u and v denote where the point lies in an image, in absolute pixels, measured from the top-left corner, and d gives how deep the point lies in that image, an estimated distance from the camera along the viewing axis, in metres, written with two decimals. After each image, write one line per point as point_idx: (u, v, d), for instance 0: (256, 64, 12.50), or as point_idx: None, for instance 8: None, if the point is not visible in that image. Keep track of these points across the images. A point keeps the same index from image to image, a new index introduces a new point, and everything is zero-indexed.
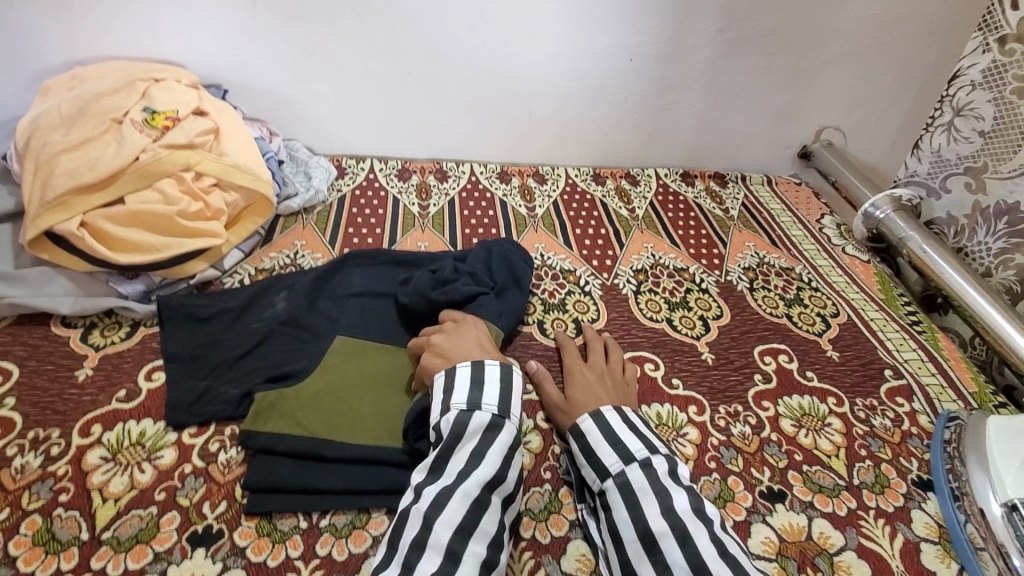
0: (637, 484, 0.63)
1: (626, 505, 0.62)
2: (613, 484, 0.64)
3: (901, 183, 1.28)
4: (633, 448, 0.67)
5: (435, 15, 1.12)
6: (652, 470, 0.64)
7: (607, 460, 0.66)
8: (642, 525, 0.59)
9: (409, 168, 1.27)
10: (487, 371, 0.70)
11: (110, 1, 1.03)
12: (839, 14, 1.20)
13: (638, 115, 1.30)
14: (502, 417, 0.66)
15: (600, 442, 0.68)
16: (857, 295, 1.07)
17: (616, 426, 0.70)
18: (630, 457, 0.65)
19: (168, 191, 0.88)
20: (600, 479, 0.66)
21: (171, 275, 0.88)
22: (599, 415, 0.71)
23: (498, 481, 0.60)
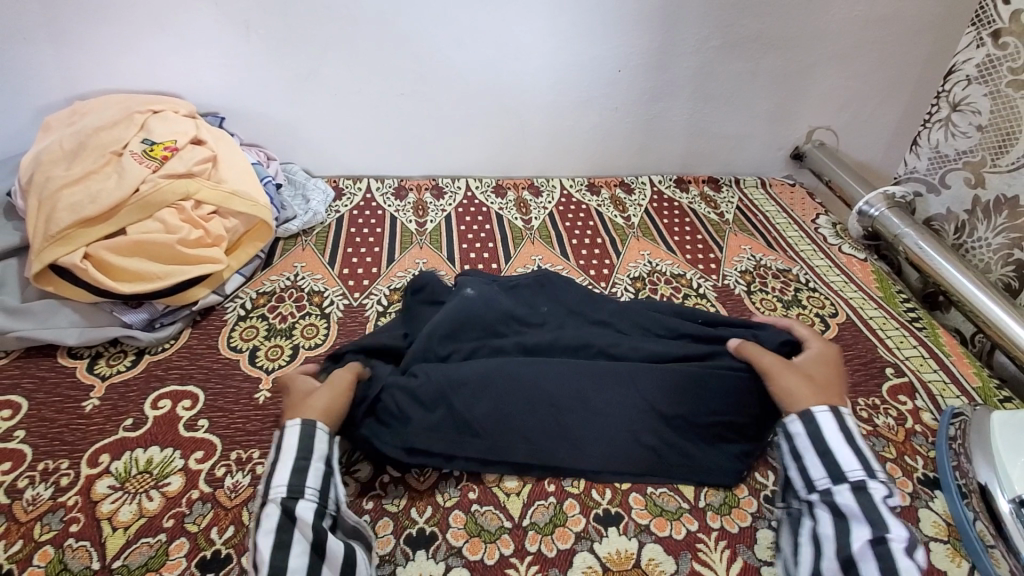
0: (848, 508, 0.60)
1: (836, 526, 0.60)
2: (818, 500, 0.63)
3: (901, 180, 1.29)
4: (846, 465, 0.63)
5: (423, 36, 1.14)
6: (864, 494, 0.61)
7: (814, 473, 0.64)
8: (843, 546, 0.58)
9: (405, 186, 1.28)
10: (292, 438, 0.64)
11: (109, 38, 1.06)
12: (824, 16, 1.21)
13: (630, 125, 1.32)
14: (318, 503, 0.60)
15: (808, 449, 0.66)
16: (855, 293, 1.07)
17: (833, 438, 0.65)
18: (841, 477, 0.63)
19: (169, 221, 0.90)
20: (806, 491, 0.65)
21: (173, 302, 0.88)
22: (811, 416, 0.67)
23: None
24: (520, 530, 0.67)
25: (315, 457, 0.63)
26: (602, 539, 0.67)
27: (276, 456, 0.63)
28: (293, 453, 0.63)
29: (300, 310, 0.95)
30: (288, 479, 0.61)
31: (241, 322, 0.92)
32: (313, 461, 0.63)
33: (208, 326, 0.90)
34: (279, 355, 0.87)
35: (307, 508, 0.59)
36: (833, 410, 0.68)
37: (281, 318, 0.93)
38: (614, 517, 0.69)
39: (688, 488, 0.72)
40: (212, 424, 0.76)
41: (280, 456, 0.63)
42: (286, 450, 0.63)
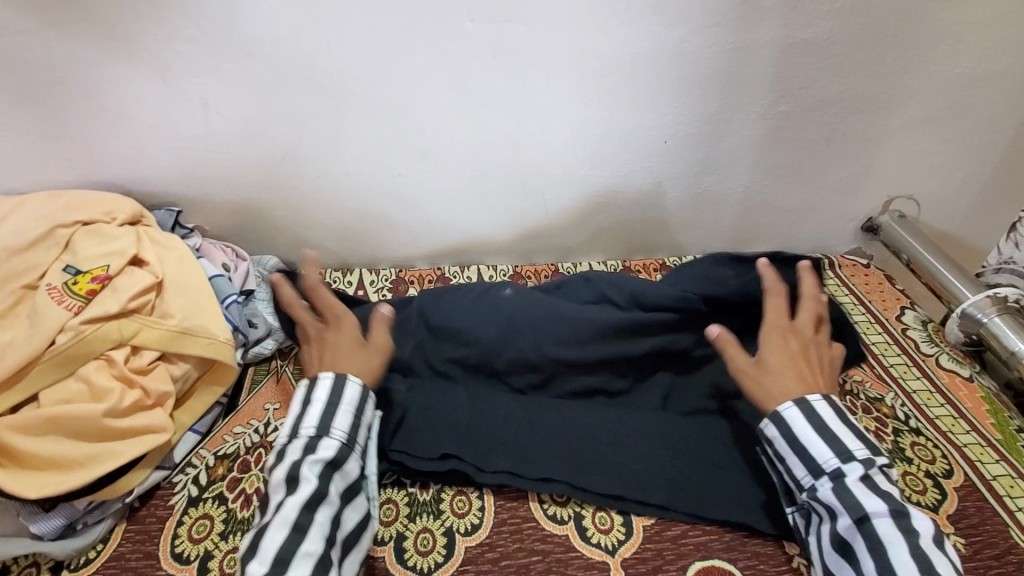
0: (830, 500, 0.64)
1: (830, 519, 0.65)
2: (808, 498, 0.67)
3: (989, 270, 1.08)
4: (823, 457, 0.66)
5: (423, 108, 0.91)
6: (842, 481, 0.64)
7: (798, 472, 0.68)
8: (837, 537, 0.63)
9: (405, 277, 1.07)
10: (318, 388, 0.70)
11: (31, 122, 0.85)
12: (920, 73, 0.97)
13: (675, 199, 1.09)
14: (320, 437, 0.66)
15: (803, 444, 0.67)
16: (968, 436, 0.85)
17: (802, 434, 0.68)
18: (819, 471, 0.66)
19: (95, 381, 0.69)
20: (799, 490, 0.69)
21: (99, 496, 0.67)
22: (777, 416, 0.70)
23: (321, 496, 0.61)
24: None
25: (342, 405, 0.69)
26: None
27: (307, 399, 0.69)
28: (325, 398, 0.69)
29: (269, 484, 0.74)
30: (294, 424, 0.68)
31: (191, 509, 0.71)
32: (338, 408, 0.68)
33: (149, 518, 0.69)
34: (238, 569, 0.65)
35: (328, 445, 0.65)
36: (796, 402, 0.70)
37: (245, 501, 0.72)
38: None
39: None
40: None
41: (310, 402, 0.69)
42: (319, 395, 0.69)
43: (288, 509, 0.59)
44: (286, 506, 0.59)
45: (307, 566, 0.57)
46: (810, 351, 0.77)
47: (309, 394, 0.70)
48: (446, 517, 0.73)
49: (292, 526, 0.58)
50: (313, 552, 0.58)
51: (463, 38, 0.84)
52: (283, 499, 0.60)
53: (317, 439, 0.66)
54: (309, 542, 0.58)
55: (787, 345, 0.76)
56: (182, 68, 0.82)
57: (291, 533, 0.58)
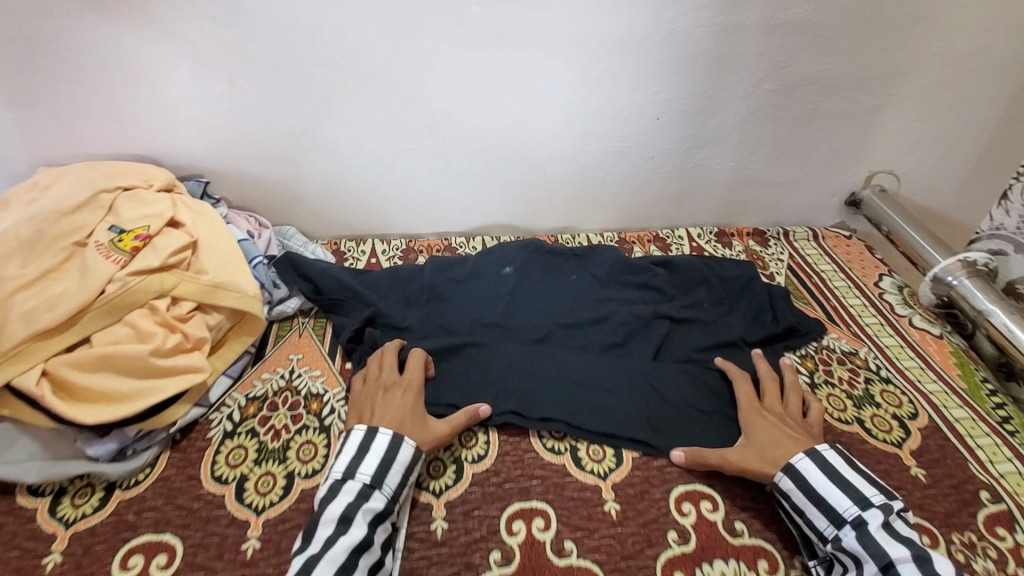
0: (855, 548, 0.65)
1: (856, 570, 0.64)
2: (832, 549, 0.67)
3: (983, 236, 1.14)
4: (841, 507, 0.67)
5: (433, 87, 0.99)
6: (864, 528, 0.65)
7: (819, 523, 0.68)
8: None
9: (415, 246, 1.15)
10: (376, 436, 0.73)
11: (75, 100, 0.93)
12: (895, 52, 1.04)
13: (667, 173, 1.16)
14: (373, 486, 0.68)
15: (824, 493, 0.69)
16: (934, 385, 0.93)
17: (818, 482, 0.70)
18: (840, 520, 0.67)
19: (141, 326, 0.77)
20: (819, 542, 0.68)
21: (147, 425, 0.75)
22: (793, 468, 0.72)
23: (365, 544, 0.63)
24: None
25: (398, 462, 0.71)
26: None
27: (365, 446, 0.72)
28: (384, 449, 0.72)
29: (296, 421, 0.82)
30: (349, 464, 0.71)
31: (228, 441, 0.79)
32: (394, 463, 0.71)
33: (190, 447, 0.78)
34: (270, 488, 0.74)
35: (376, 496, 0.68)
36: (808, 453, 0.73)
37: (275, 434, 0.81)
38: None
39: None
40: None
41: (369, 447, 0.72)
42: (379, 444, 0.72)
43: (337, 549, 0.62)
44: (335, 547, 0.62)
45: None
46: (789, 421, 0.80)
47: (368, 440, 0.73)
48: (457, 449, 0.80)
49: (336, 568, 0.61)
50: None
51: (469, 20, 0.91)
52: (333, 537, 0.63)
53: (372, 488, 0.68)
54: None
55: (768, 421, 0.80)
56: (212, 49, 0.90)
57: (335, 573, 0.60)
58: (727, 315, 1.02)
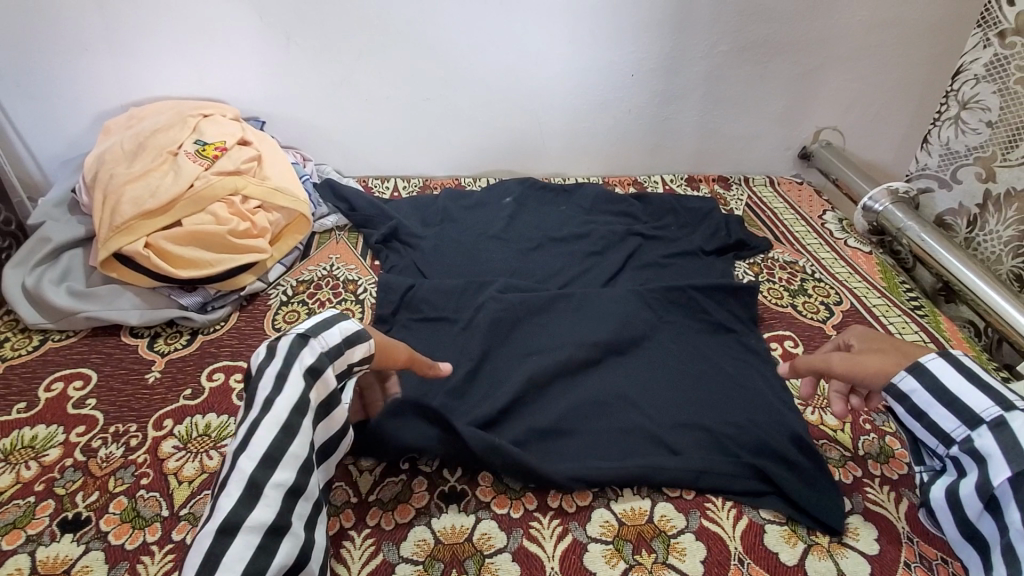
0: (987, 451, 0.58)
1: (978, 472, 0.59)
2: (957, 452, 0.61)
3: (913, 177, 1.33)
4: (978, 408, 0.60)
5: (449, 44, 1.21)
6: (1004, 430, 0.58)
7: (946, 425, 0.62)
8: (984, 491, 0.58)
9: (430, 184, 1.37)
10: (315, 305, 0.68)
11: (162, 49, 1.16)
12: (828, 21, 1.27)
13: (643, 125, 1.38)
14: (308, 340, 0.64)
15: (957, 390, 0.61)
16: (860, 283, 1.12)
17: (951, 383, 0.62)
18: (976, 421, 0.60)
19: (219, 213, 0.98)
20: (943, 444, 0.62)
21: (223, 288, 0.96)
22: (921, 368, 0.64)
23: (306, 404, 0.60)
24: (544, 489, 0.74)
25: (336, 321, 0.67)
26: (617, 498, 0.73)
27: (300, 307, 0.67)
28: (324, 314, 0.68)
29: (336, 296, 1.03)
30: (284, 325, 0.65)
31: (283, 307, 1.00)
32: (333, 323, 0.67)
33: (254, 309, 0.98)
34: None
35: (313, 349, 0.63)
36: (942, 354, 0.64)
37: (321, 304, 1.01)
38: None
39: None
40: None
41: (306, 311, 0.67)
42: (317, 309, 0.68)
43: (279, 410, 0.58)
44: (276, 410, 0.58)
45: (290, 472, 0.57)
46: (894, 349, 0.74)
47: (307, 307, 0.68)
48: None
49: (278, 428, 0.57)
50: (299, 454, 0.58)
51: None
52: (270, 397, 0.59)
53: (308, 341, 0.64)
54: (296, 444, 0.58)
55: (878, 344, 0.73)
56: (275, 9, 1.13)
57: (275, 433, 0.57)
58: (690, 234, 1.22)
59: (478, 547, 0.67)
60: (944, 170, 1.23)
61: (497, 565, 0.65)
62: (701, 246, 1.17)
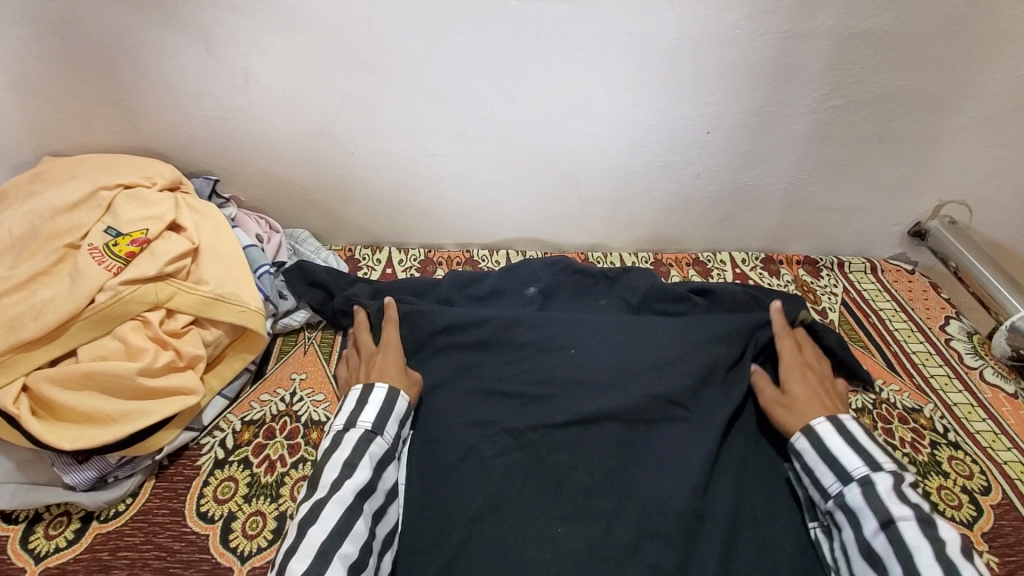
0: (857, 504, 0.65)
1: (854, 525, 0.65)
2: (835, 505, 0.68)
3: None
4: (849, 466, 0.67)
5: (464, 89, 0.90)
6: (871, 488, 0.65)
7: (825, 481, 0.69)
8: (865, 546, 0.63)
9: (434, 257, 1.07)
10: (374, 393, 0.74)
11: (80, 87, 0.87)
12: (983, 72, 0.92)
13: (713, 193, 1.06)
14: (374, 432, 0.70)
15: (836, 449, 0.69)
16: (1010, 454, 0.82)
17: (832, 444, 0.70)
18: (847, 477, 0.67)
19: (131, 341, 0.71)
20: (823, 499, 0.69)
21: (128, 453, 0.68)
22: (810, 429, 0.72)
23: (371, 490, 0.66)
24: None
25: (396, 412, 0.73)
26: None
27: (361, 398, 0.74)
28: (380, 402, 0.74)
29: (292, 452, 0.75)
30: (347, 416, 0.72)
31: (217, 471, 0.72)
32: (393, 412, 0.73)
33: (176, 477, 0.71)
34: (258, 530, 0.67)
35: (378, 442, 0.70)
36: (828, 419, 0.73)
37: (269, 466, 0.74)
38: None
39: None
40: None
41: (366, 400, 0.74)
42: (376, 397, 0.74)
43: (345, 491, 0.64)
44: (343, 489, 0.64)
45: (354, 546, 0.61)
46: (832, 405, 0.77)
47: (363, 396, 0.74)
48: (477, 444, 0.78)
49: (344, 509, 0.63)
50: (360, 535, 0.62)
51: (506, 18, 0.82)
52: (341, 480, 0.64)
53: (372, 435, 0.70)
54: (360, 523, 0.63)
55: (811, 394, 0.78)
56: (225, 38, 0.82)
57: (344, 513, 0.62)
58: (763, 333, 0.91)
59: None
60: None
61: None
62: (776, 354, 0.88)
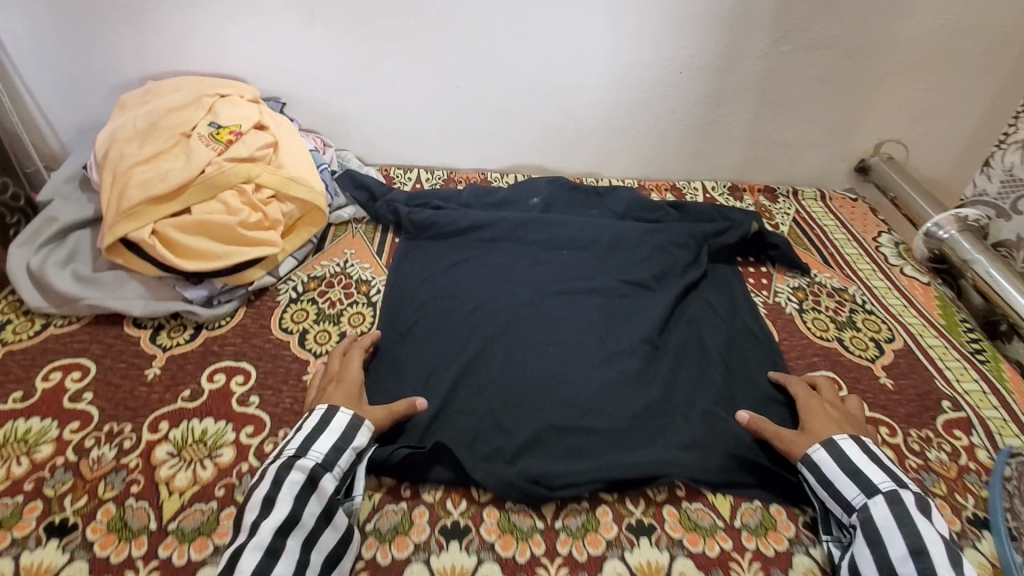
0: (886, 523, 0.63)
1: (875, 546, 0.62)
2: (858, 519, 0.66)
3: (966, 203, 1.21)
4: (876, 479, 0.67)
5: (485, 30, 1.13)
6: (900, 506, 0.64)
7: (848, 493, 0.67)
8: (885, 566, 0.61)
9: (454, 177, 1.30)
10: (307, 418, 0.72)
11: (182, 20, 1.10)
12: (904, 23, 1.14)
13: (686, 128, 1.28)
14: (298, 458, 0.66)
15: (859, 469, 0.69)
16: (915, 319, 1.02)
17: (854, 457, 0.70)
18: (870, 488, 0.66)
19: (231, 202, 0.93)
20: (846, 513, 0.68)
21: (231, 281, 0.92)
22: (809, 459, 0.72)
23: (292, 522, 0.61)
24: (553, 531, 0.69)
25: (330, 428, 0.70)
26: (633, 548, 0.68)
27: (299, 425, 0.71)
28: (314, 424, 0.71)
29: (348, 297, 0.98)
30: (278, 447, 0.69)
31: (292, 305, 0.95)
32: (325, 429, 0.70)
33: (262, 305, 0.94)
34: (327, 339, 0.90)
35: (303, 466, 0.65)
36: (822, 444, 0.72)
37: (331, 304, 0.96)
38: (646, 528, 0.70)
39: (724, 506, 0.73)
40: (263, 402, 0.80)
41: (299, 427, 0.71)
42: (308, 422, 0.71)
43: (263, 532, 0.60)
44: (261, 531, 0.60)
45: None
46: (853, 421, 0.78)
47: (299, 422, 0.72)
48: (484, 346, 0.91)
49: (264, 551, 0.58)
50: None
51: None
52: (256, 521, 0.60)
53: (296, 459, 0.66)
54: (281, 568, 0.58)
55: (828, 414, 0.78)
56: None
57: (263, 556, 0.58)
58: (720, 231, 1.12)
59: None
60: (1006, 198, 1.12)
61: None
62: (728, 246, 1.10)
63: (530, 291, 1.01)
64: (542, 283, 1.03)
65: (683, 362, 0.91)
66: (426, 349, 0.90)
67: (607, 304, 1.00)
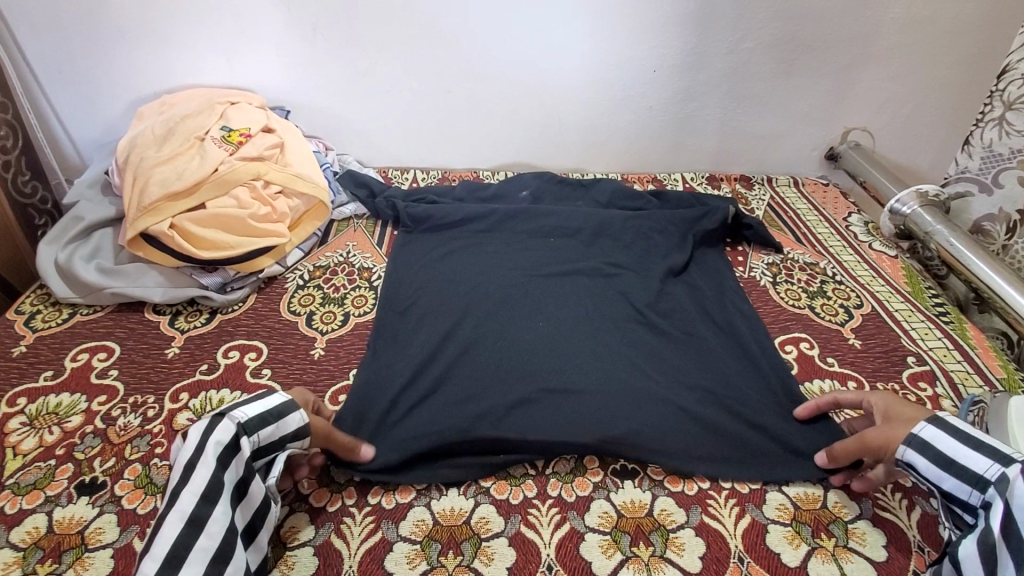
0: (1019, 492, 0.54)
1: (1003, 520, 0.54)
2: (992, 495, 0.57)
3: (951, 180, 1.24)
4: (1005, 450, 0.59)
5: (472, 36, 1.22)
6: None
7: (978, 467, 0.59)
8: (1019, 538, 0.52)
9: (448, 176, 1.38)
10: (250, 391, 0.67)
11: (194, 37, 1.20)
12: (860, 18, 1.23)
13: (664, 122, 1.37)
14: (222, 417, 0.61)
15: (973, 441, 0.61)
16: (882, 287, 1.09)
17: (973, 431, 0.62)
18: (1008, 459, 0.58)
19: (242, 197, 1.01)
20: (979, 491, 0.58)
21: (243, 269, 1.00)
22: (916, 437, 0.64)
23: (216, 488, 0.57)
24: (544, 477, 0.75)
25: (263, 397, 0.66)
26: (618, 490, 0.74)
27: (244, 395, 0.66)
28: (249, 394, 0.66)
29: (351, 283, 1.06)
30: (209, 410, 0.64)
31: (300, 291, 1.03)
32: (261, 398, 0.65)
33: (273, 292, 1.02)
34: (332, 320, 0.97)
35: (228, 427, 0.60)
36: (931, 419, 0.64)
37: (336, 289, 1.04)
38: (630, 472, 0.76)
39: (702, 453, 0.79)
40: (274, 373, 0.87)
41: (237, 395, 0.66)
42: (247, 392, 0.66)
43: (184, 500, 0.55)
44: (182, 499, 0.55)
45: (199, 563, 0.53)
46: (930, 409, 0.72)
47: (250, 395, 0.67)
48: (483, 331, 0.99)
49: (186, 520, 0.54)
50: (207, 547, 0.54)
51: None
52: (178, 488, 0.56)
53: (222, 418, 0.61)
54: (204, 538, 0.54)
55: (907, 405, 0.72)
56: None
57: (186, 526, 0.54)
58: (698, 215, 1.19)
59: (475, 530, 0.68)
60: (986, 173, 1.16)
61: (494, 548, 0.66)
62: (706, 228, 1.17)
63: (520, 272, 1.09)
64: (532, 266, 1.11)
65: (664, 329, 0.98)
66: (424, 325, 0.97)
67: (592, 282, 1.07)
